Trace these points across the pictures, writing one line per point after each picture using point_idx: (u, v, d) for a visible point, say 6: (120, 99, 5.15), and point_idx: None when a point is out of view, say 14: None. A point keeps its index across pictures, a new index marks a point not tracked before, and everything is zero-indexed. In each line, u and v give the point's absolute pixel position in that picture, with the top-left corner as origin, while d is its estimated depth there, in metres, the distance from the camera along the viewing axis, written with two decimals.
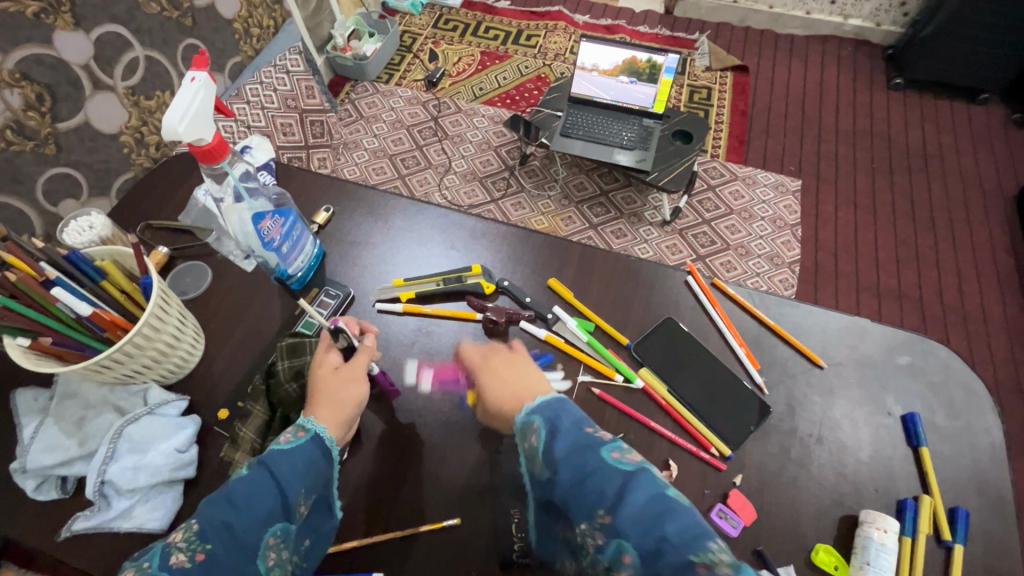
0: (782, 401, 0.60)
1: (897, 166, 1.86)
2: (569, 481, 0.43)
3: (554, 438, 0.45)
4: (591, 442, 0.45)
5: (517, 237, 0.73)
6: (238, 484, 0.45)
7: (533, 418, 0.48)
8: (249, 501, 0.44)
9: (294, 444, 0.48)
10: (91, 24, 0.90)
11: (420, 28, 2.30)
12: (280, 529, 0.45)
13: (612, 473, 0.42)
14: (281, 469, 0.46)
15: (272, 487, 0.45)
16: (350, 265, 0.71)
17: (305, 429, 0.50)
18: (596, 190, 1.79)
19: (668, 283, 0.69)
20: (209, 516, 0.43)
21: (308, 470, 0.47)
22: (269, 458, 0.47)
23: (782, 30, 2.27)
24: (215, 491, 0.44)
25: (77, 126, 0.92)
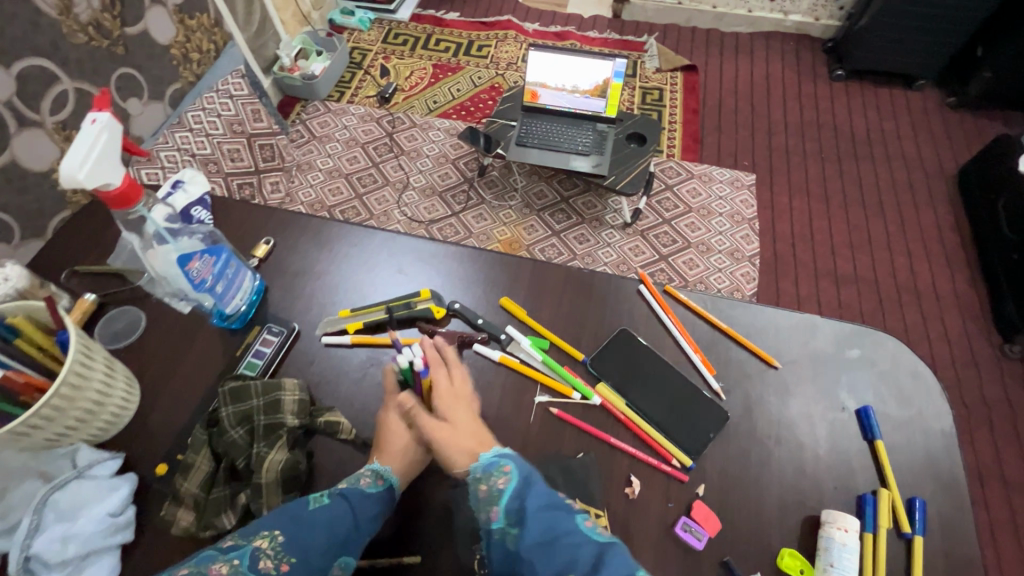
0: (740, 404, 0.60)
1: (844, 155, 1.93)
2: (535, 538, 0.43)
3: (525, 492, 0.46)
4: (564, 505, 0.46)
5: (466, 257, 0.72)
6: (321, 512, 0.48)
7: (506, 462, 0.48)
8: (330, 530, 0.47)
9: (373, 488, 0.52)
10: (11, 59, 0.86)
11: (369, 44, 2.27)
12: (344, 562, 0.48)
13: (586, 540, 0.43)
14: (361, 507, 0.50)
15: (352, 521, 0.49)
16: (294, 298, 0.68)
17: (383, 479, 0.52)
18: (556, 197, 1.79)
19: (621, 293, 0.68)
20: (296, 534, 0.46)
21: (380, 514, 0.51)
22: (350, 495, 0.50)
23: (727, 29, 2.32)
24: (300, 511, 0.48)
25: (2, 167, 0.86)
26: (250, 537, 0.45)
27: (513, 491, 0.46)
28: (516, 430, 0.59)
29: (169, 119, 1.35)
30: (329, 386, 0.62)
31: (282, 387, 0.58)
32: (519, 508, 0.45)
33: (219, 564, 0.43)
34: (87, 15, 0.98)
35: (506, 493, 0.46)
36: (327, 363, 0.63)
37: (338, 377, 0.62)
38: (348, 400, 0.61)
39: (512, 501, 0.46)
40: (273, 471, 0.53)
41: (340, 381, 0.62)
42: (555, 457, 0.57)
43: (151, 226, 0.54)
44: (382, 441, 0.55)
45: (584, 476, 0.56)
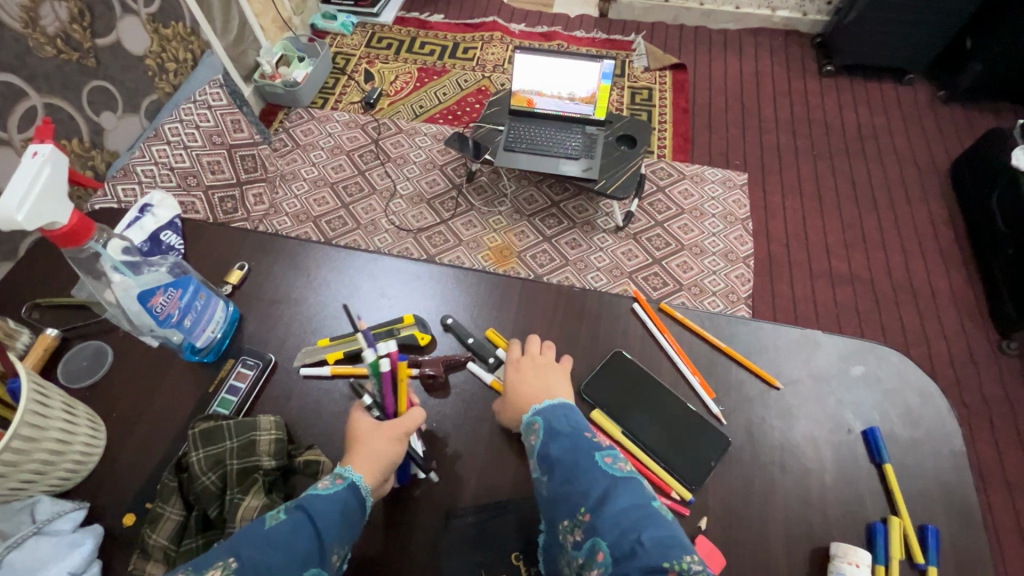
0: (741, 428, 0.57)
1: (835, 152, 1.91)
2: (561, 481, 0.48)
3: (552, 441, 0.50)
4: (586, 445, 0.50)
5: (451, 277, 0.68)
6: (279, 529, 0.44)
7: (536, 419, 0.52)
8: (288, 546, 0.43)
9: (332, 490, 0.48)
10: None
11: (353, 49, 2.23)
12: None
13: (600, 475, 0.48)
14: (321, 513, 0.46)
15: (313, 529, 0.45)
16: (270, 327, 0.64)
17: (342, 476, 0.49)
18: (547, 201, 1.76)
19: (614, 312, 0.65)
20: (251, 555, 0.42)
21: (344, 516, 0.47)
22: (307, 503, 0.46)
23: (715, 26, 2.30)
24: (253, 530, 0.44)
25: None
26: (203, 570, 0.41)
27: (542, 442, 0.51)
28: (507, 465, 0.56)
29: (145, 132, 1.31)
30: (309, 421, 0.58)
31: (258, 426, 0.54)
32: (546, 454, 0.50)
33: None
34: (56, 28, 1.07)
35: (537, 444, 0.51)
36: (305, 397, 0.60)
37: (318, 411, 0.59)
38: (328, 436, 0.57)
39: (542, 449, 0.50)
40: (247, 519, 0.49)
41: (320, 416, 0.59)
42: None
43: (107, 262, 0.51)
44: (352, 439, 0.52)
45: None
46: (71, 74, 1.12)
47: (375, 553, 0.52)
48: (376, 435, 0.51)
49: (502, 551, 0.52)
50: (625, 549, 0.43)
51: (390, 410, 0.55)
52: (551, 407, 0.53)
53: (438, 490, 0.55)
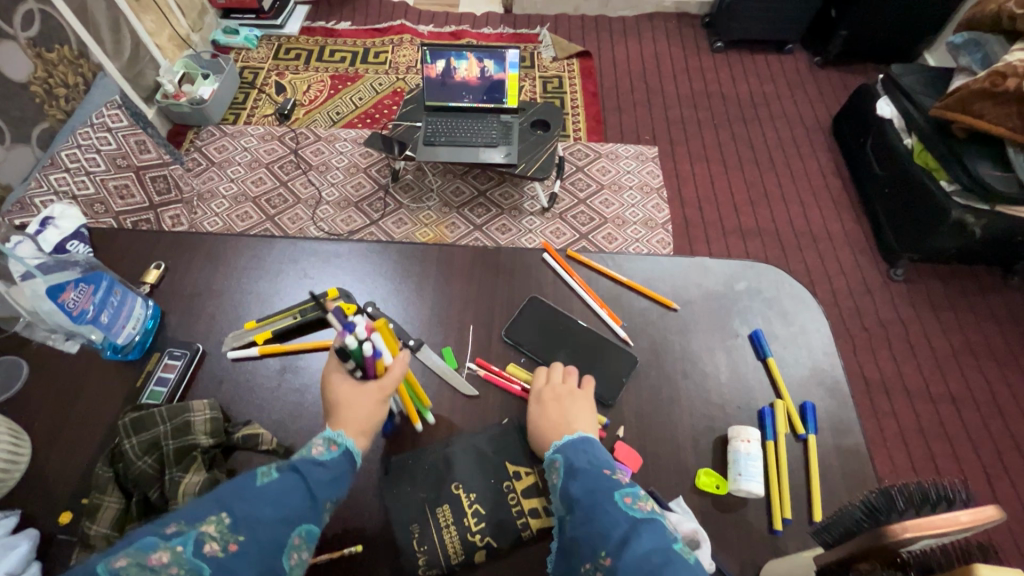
0: (647, 347, 0.64)
1: (732, 119, 2.08)
2: (582, 521, 0.46)
3: (570, 478, 0.49)
4: (605, 484, 0.48)
5: (372, 251, 0.72)
6: (270, 487, 0.45)
7: (557, 457, 0.52)
8: (280, 504, 0.45)
9: (327, 456, 0.49)
10: None
11: (260, 62, 2.19)
12: (305, 530, 0.46)
13: (620, 516, 0.45)
14: (314, 475, 0.47)
15: (305, 489, 0.46)
16: (195, 319, 0.65)
17: (337, 442, 0.50)
18: (473, 191, 1.81)
19: (528, 264, 0.71)
20: (242, 510, 0.43)
21: (336, 479, 0.49)
22: (301, 466, 0.48)
23: (613, 13, 2.44)
24: (247, 486, 0.45)
25: None
26: (197, 523, 0.42)
27: (563, 481, 0.50)
28: (444, 410, 0.60)
29: (40, 162, 1.25)
30: (244, 400, 0.60)
31: (190, 409, 0.55)
32: (564, 493, 0.49)
33: (161, 552, 0.41)
34: None
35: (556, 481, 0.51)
36: (238, 380, 0.61)
37: (252, 390, 0.60)
38: (266, 410, 0.59)
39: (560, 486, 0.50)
40: (190, 494, 0.51)
41: (255, 393, 0.60)
42: (482, 426, 0.59)
43: (19, 267, 0.56)
44: (334, 405, 0.53)
45: (515, 469, 0.57)
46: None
47: None
48: (360, 398, 0.52)
49: (444, 483, 0.56)
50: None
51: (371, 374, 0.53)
52: (571, 443, 0.53)
53: (377, 443, 0.58)
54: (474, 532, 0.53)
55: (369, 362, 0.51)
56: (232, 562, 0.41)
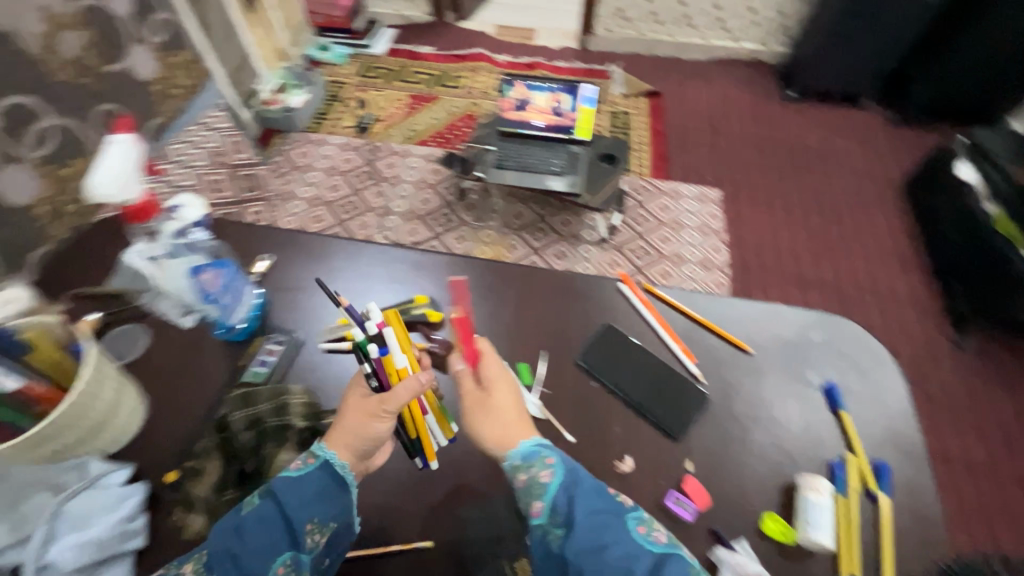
0: (718, 387, 0.65)
1: (799, 169, 2.07)
2: (587, 541, 0.48)
3: (569, 491, 0.52)
4: (615, 511, 0.51)
5: (457, 264, 0.76)
6: (251, 516, 0.51)
7: (550, 455, 0.54)
8: (258, 532, 0.50)
9: (304, 469, 0.53)
10: None
11: (347, 77, 2.35)
12: (289, 558, 0.50)
13: (638, 548, 0.48)
14: (289, 497, 0.51)
15: (280, 513, 0.51)
16: (294, 310, 0.71)
17: (316, 455, 0.54)
18: (534, 216, 1.86)
19: (604, 292, 0.73)
20: (223, 544, 0.49)
21: (315, 497, 0.52)
22: (277, 491, 0.52)
23: (685, 56, 2.49)
24: (232, 517, 0.51)
25: None
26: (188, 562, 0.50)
27: (558, 486, 0.52)
28: None
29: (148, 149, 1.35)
30: (332, 390, 0.64)
31: (289, 391, 0.60)
32: (566, 508, 0.51)
33: None
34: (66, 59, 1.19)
35: (548, 488, 0.52)
36: (327, 370, 0.66)
37: (339, 383, 0.65)
38: None
39: (558, 499, 0.51)
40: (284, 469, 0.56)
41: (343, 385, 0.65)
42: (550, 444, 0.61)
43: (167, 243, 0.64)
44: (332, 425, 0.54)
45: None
46: (82, 97, 1.34)
47: None
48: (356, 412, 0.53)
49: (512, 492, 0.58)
50: None
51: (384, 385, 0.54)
52: (530, 445, 0.54)
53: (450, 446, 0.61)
54: None
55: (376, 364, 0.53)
56: None
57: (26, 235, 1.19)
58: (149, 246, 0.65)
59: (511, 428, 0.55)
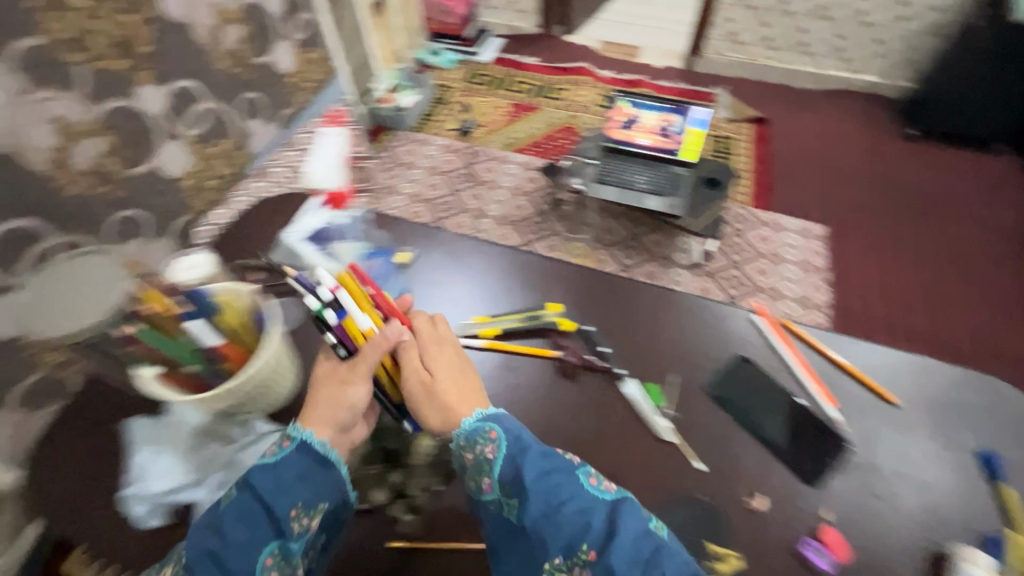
0: (859, 437, 0.62)
1: (916, 212, 1.93)
2: (542, 507, 0.50)
3: (514, 461, 0.53)
4: (566, 471, 0.53)
5: (587, 277, 0.78)
6: (229, 510, 0.52)
7: (491, 427, 0.55)
8: (239, 526, 0.51)
9: (278, 455, 0.55)
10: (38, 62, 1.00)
11: (454, 82, 2.45)
12: (275, 548, 0.52)
13: (594, 500, 0.51)
14: (262, 485, 0.53)
15: (257, 504, 0.53)
16: (433, 304, 0.75)
17: (290, 438, 0.56)
18: (627, 233, 1.85)
19: (739, 322, 0.72)
20: (204, 546, 0.50)
21: (296, 478, 0.54)
22: (253, 482, 0.53)
23: (797, 84, 2.40)
24: (205, 520, 0.52)
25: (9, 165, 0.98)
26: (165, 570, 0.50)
27: (503, 458, 0.54)
28: (640, 442, 0.63)
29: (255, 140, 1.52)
30: None
31: None
32: (513, 477, 0.53)
33: None
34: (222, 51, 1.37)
35: (495, 461, 0.54)
36: None
37: None
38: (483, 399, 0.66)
39: (505, 470, 0.53)
40: None
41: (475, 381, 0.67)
42: (678, 470, 0.61)
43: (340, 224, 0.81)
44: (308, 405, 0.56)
45: (711, 521, 0.57)
46: (232, 85, 1.49)
47: None
48: (330, 385, 0.57)
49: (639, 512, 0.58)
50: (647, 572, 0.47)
51: (352, 347, 0.56)
52: (483, 415, 0.57)
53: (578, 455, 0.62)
54: None
55: (339, 331, 0.55)
56: None
57: (174, 203, 1.36)
58: (303, 223, 0.81)
59: (463, 399, 0.58)
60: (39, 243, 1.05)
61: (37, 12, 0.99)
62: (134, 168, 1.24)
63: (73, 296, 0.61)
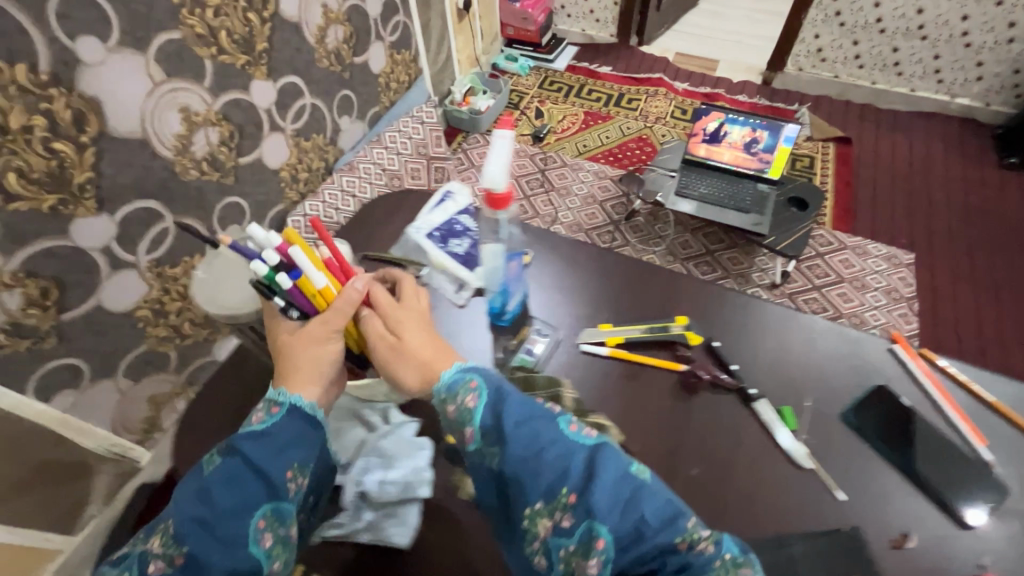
0: (1015, 481, 0.60)
1: (1015, 246, 1.82)
2: (521, 453, 0.48)
3: (497, 408, 0.51)
4: (546, 418, 0.50)
5: (710, 292, 0.77)
6: (216, 473, 0.50)
7: (472, 376, 0.53)
8: (228, 487, 0.49)
9: (269, 422, 0.53)
10: (150, 43, 0.98)
11: (527, 88, 2.47)
12: (270, 512, 0.49)
13: (576, 447, 0.48)
14: (252, 451, 0.50)
15: (248, 469, 0.50)
16: (554, 308, 0.75)
17: (278, 404, 0.53)
18: (702, 249, 1.81)
19: (875, 350, 0.69)
20: (188, 511, 0.47)
21: (292, 442, 0.52)
22: (240, 444, 0.51)
23: (883, 105, 2.31)
24: (191, 486, 0.49)
25: (117, 146, 0.98)
26: (149, 541, 0.47)
27: (484, 405, 0.51)
28: (776, 466, 0.61)
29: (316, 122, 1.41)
30: (590, 391, 0.67)
31: (562, 384, 0.63)
32: (495, 425, 0.50)
33: None
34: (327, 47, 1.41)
35: (476, 409, 0.51)
36: (587, 371, 0.69)
37: (597, 383, 0.68)
38: (610, 406, 0.66)
39: (487, 418, 0.51)
40: None
41: (601, 388, 0.67)
42: (819, 499, 0.59)
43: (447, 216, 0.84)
44: (287, 365, 0.55)
45: (855, 551, 0.54)
46: (331, 82, 1.48)
47: None
48: (305, 345, 0.55)
49: (782, 538, 0.56)
50: (630, 518, 0.44)
51: (308, 309, 0.58)
52: (461, 366, 0.55)
53: (711, 474, 0.61)
54: None
55: (292, 293, 0.56)
56: (185, 569, 0.45)
57: (271, 195, 1.37)
58: (427, 219, 0.83)
59: (435, 354, 0.56)
60: (161, 220, 1.10)
61: (182, 8, 1.02)
62: (243, 158, 1.26)
63: (237, 280, 0.61)
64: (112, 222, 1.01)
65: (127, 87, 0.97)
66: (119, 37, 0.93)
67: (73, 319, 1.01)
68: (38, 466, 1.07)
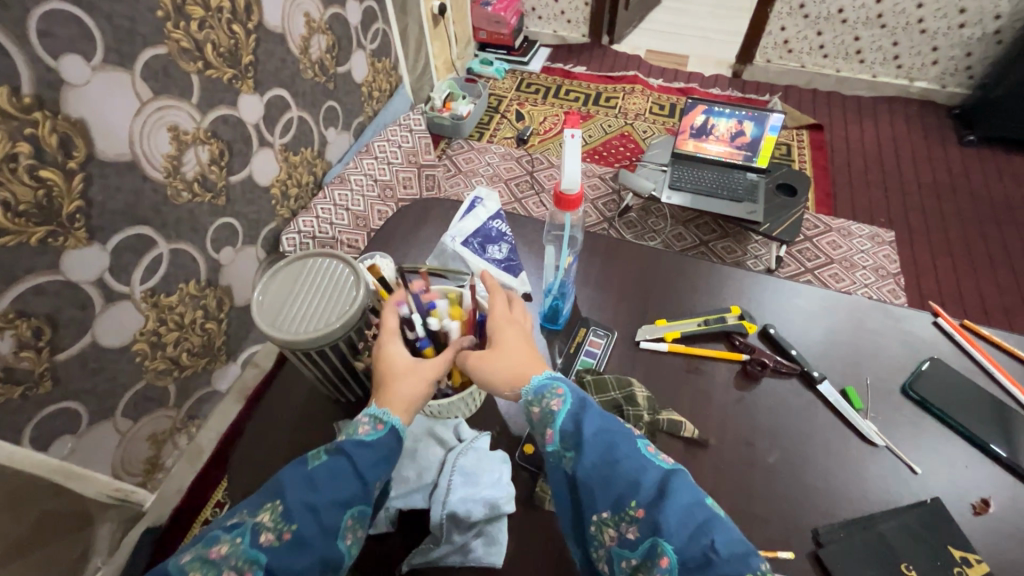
0: None
1: (984, 218, 1.93)
2: (596, 462, 0.46)
3: (579, 415, 0.49)
4: (624, 434, 0.49)
5: (755, 280, 0.77)
6: (319, 470, 0.50)
7: (561, 384, 0.52)
8: (331, 484, 0.49)
9: (373, 437, 0.52)
10: (134, 56, 0.88)
11: (504, 91, 2.46)
12: (357, 513, 0.50)
13: (651, 466, 0.46)
14: (360, 458, 0.50)
15: (351, 472, 0.50)
16: (604, 308, 0.75)
17: (384, 421, 0.53)
18: (696, 240, 1.85)
19: (921, 325, 0.72)
20: (293, 500, 0.47)
21: (383, 461, 0.52)
22: (347, 449, 0.51)
23: (848, 92, 2.41)
24: (299, 473, 0.49)
25: (107, 170, 0.88)
26: (254, 514, 0.47)
27: (568, 412, 0.50)
28: (848, 445, 0.62)
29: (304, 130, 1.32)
30: (656, 387, 0.67)
31: (633, 383, 0.63)
32: (575, 430, 0.49)
33: (221, 544, 0.45)
34: (316, 56, 1.34)
35: (560, 414, 0.50)
36: (650, 368, 0.69)
37: (662, 379, 0.67)
38: (678, 401, 0.66)
39: (567, 423, 0.49)
40: None
41: (667, 383, 0.67)
42: (896, 473, 0.60)
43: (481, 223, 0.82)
44: (386, 380, 0.54)
45: (940, 520, 0.56)
46: (317, 93, 1.38)
47: (738, 499, 0.58)
48: (411, 374, 0.54)
49: (867, 515, 0.57)
50: (699, 545, 0.41)
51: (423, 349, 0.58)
52: (546, 378, 0.53)
53: (789, 458, 0.61)
54: (907, 566, 0.53)
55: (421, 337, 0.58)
56: (288, 550, 0.46)
57: (263, 211, 1.27)
58: (460, 227, 0.82)
59: (525, 363, 0.54)
60: (155, 248, 1.01)
61: (167, 21, 0.92)
62: (234, 177, 1.15)
63: (299, 300, 0.59)
64: (104, 251, 0.92)
65: (116, 106, 0.87)
66: (101, 52, 0.83)
67: (67, 359, 0.90)
68: (35, 522, 0.92)
